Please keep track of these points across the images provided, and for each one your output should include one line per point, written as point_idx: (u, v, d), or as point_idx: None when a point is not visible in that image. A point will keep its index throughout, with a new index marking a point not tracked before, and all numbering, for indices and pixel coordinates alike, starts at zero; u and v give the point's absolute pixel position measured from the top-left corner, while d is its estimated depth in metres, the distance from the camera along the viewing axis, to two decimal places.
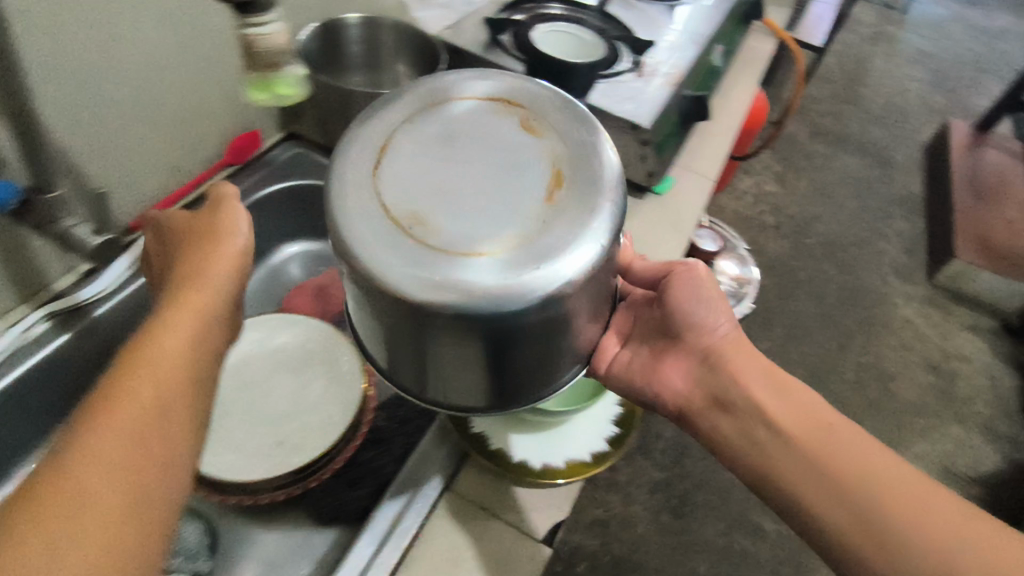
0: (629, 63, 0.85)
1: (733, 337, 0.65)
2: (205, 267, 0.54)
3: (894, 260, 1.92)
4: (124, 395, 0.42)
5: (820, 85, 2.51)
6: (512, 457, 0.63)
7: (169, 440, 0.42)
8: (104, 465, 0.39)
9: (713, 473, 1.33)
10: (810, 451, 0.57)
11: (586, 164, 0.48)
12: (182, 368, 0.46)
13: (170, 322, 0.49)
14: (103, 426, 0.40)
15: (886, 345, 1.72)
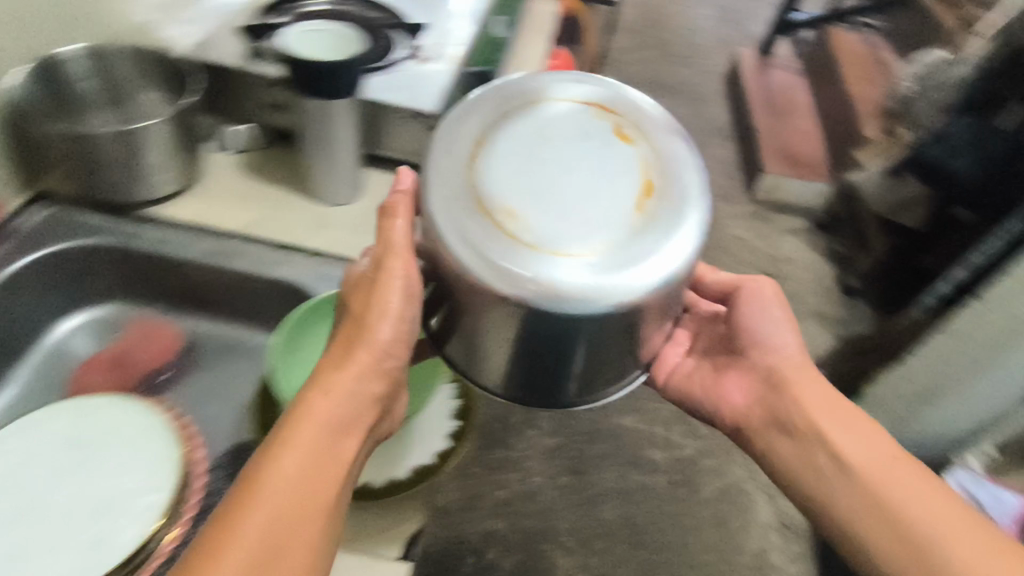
0: (405, 50, 0.84)
1: (786, 344, 0.65)
2: (363, 319, 0.52)
3: (718, 186, 2.09)
4: (269, 465, 0.45)
5: (625, 37, 2.65)
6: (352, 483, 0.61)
7: (305, 515, 0.44)
8: (244, 542, 0.42)
9: (599, 424, 1.39)
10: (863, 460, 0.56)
11: (676, 179, 0.47)
12: (324, 443, 0.47)
13: (317, 390, 0.49)
14: (254, 500, 0.43)
15: (727, 264, 1.87)
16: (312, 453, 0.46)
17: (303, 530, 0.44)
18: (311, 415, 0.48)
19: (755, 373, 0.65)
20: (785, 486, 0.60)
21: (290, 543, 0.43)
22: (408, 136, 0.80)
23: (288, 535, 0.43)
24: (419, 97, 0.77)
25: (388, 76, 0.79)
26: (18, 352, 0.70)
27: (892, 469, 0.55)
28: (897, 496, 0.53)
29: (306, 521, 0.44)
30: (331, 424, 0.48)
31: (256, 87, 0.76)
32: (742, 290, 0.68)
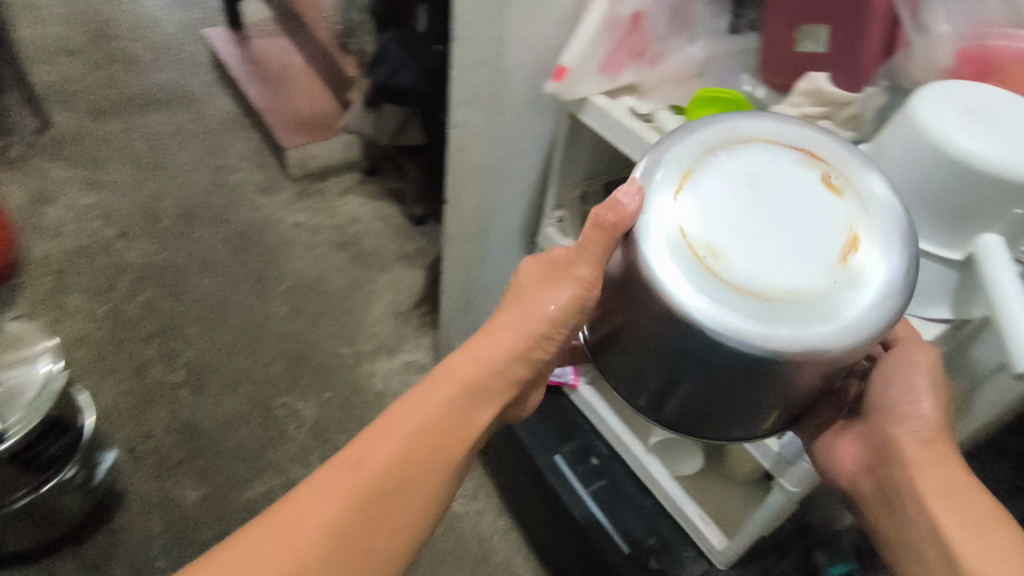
0: None
1: (926, 376, 0.58)
2: (520, 304, 0.60)
3: (251, 183, 1.90)
4: (373, 442, 0.56)
5: (70, 61, 2.17)
6: None
7: (407, 485, 0.55)
8: (336, 492, 0.54)
9: (224, 516, 1.23)
10: (943, 485, 0.54)
11: (865, 255, 0.46)
12: (459, 404, 0.58)
13: (423, 391, 0.58)
14: (314, 491, 0.54)
15: (294, 259, 1.71)
16: (414, 431, 0.56)
17: (401, 488, 0.55)
18: (471, 357, 0.59)
19: (906, 406, 0.58)
20: (870, 516, 0.61)
21: (381, 502, 0.54)
22: None
23: (385, 494, 0.55)
24: None
25: None
26: None
27: (957, 507, 0.53)
28: (947, 523, 0.52)
29: (403, 484, 0.55)
30: (462, 395, 0.58)
31: None
32: (893, 355, 0.59)
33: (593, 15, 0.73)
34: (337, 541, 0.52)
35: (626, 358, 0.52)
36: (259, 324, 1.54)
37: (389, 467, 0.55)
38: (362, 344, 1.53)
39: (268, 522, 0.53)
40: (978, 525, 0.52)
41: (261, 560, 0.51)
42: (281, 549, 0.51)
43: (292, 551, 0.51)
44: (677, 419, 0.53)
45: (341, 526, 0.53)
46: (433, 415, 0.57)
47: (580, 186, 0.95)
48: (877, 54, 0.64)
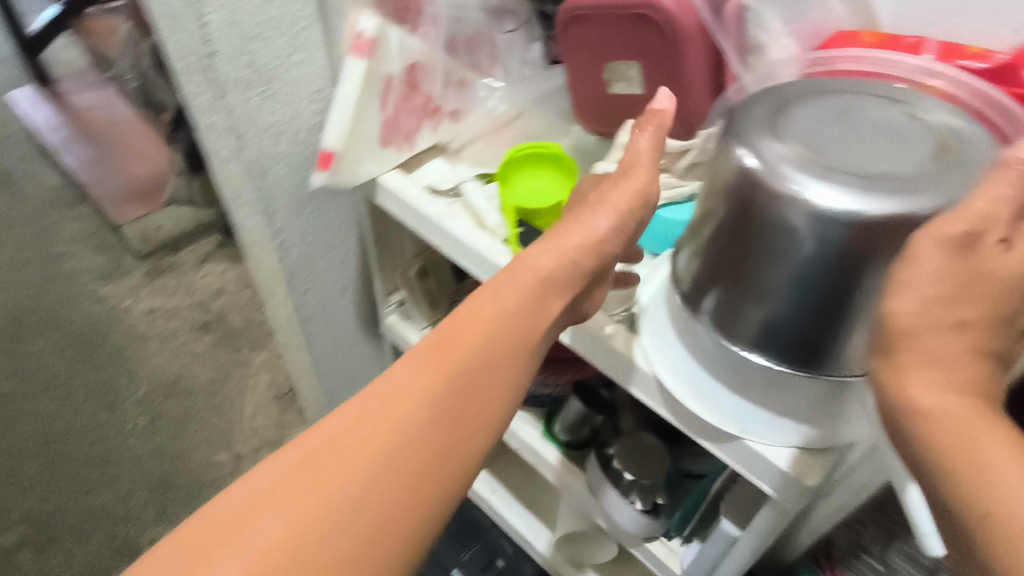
0: None
1: (929, 253, 0.29)
2: (599, 192, 0.45)
3: (92, 271, 1.65)
4: (408, 375, 0.38)
5: None
6: None
7: (452, 435, 0.37)
8: (351, 439, 0.35)
9: None
10: (941, 455, 0.27)
11: (975, 142, 0.34)
12: (524, 316, 0.42)
13: (484, 307, 0.42)
14: (355, 425, 0.36)
15: (150, 353, 1.49)
16: (463, 358, 0.39)
17: (442, 441, 0.37)
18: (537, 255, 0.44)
19: None
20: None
21: (424, 448, 0.36)
22: None
23: (422, 449, 0.36)
24: None
25: None
26: None
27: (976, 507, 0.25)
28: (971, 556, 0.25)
29: (448, 432, 0.37)
30: (510, 324, 0.42)
31: None
32: None
33: (346, 86, 0.54)
34: (357, 508, 0.33)
35: (770, 276, 0.37)
36: (112, 450, 1.32)
37: (445, 414, 0.37)
38: (241, 445, 1.32)
39: (287, 468, 0.34)
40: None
41: (272, 524, 0.32)
42: (265, 526, 0.32)
43: (283, 526, 0.32)
44: (781, 348, 0.39)
45: (360, 482, 0.34)
46: (482, 341, 0.40)
47: (416, 261, 0.77)
48: (704, 93, 0.49)
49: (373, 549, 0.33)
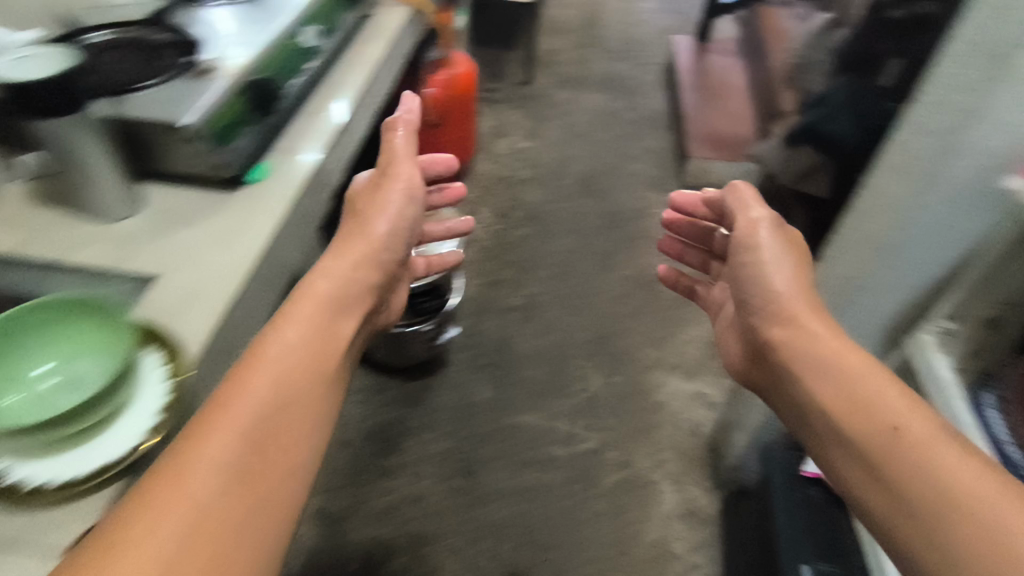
0: (184, 65, 0.85)
1: (318, 284, 0.64)
2: (357, 242, 0.71)
3: (647, 175, 2.05)
4: (257, 380, 0.53)
5: (555, 36, 2.68)
6: (6, 480, 0.54)
7: (311, 409, 0.55)
8: (189, 470, 0.46)
9: (495, 423, 1.39)
10: (842, 400, 0.54)
11: None
12: (325, 342, 0.60)
13: (278, 332, 0.58)
14: (214, 434, 0.48)
15: (648, 253, 1.81)
16: (262, 398, 0.52)
17: (304, 412, 0.54)
18: (293, 326, 0.59)
19: None
20: None
21: (251, 457, 0.49)
22: (175, 154, 0.81)
23: (282, 420, 0.52)
24: (175, 112, 0.77)
25: (157, 90, 0.81)
26: None
27: (862, 425, 0.52)
28: (865, 439, 0.51)
29: (294, 410, 0.54)
30: (288, 352, 0.57)
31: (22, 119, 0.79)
32: None
33: None
34: (246, 470, 0.48)
35: None
36: (591, 296, 1.68)
37: (269, 427, 0.51)
38: (669, 357, 1.56)
39: (130, 501, 0.44)
40: (902, 423, 0.50)
41: (168, 515, 0.43)
42: (158, 535, 0.42)
43: (171, 521, 0.43)
44: None
45: (202, 500, 0.45)
46: (302, 367, 0.57)
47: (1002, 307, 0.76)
48: None
49: (258, 498, 0.48)
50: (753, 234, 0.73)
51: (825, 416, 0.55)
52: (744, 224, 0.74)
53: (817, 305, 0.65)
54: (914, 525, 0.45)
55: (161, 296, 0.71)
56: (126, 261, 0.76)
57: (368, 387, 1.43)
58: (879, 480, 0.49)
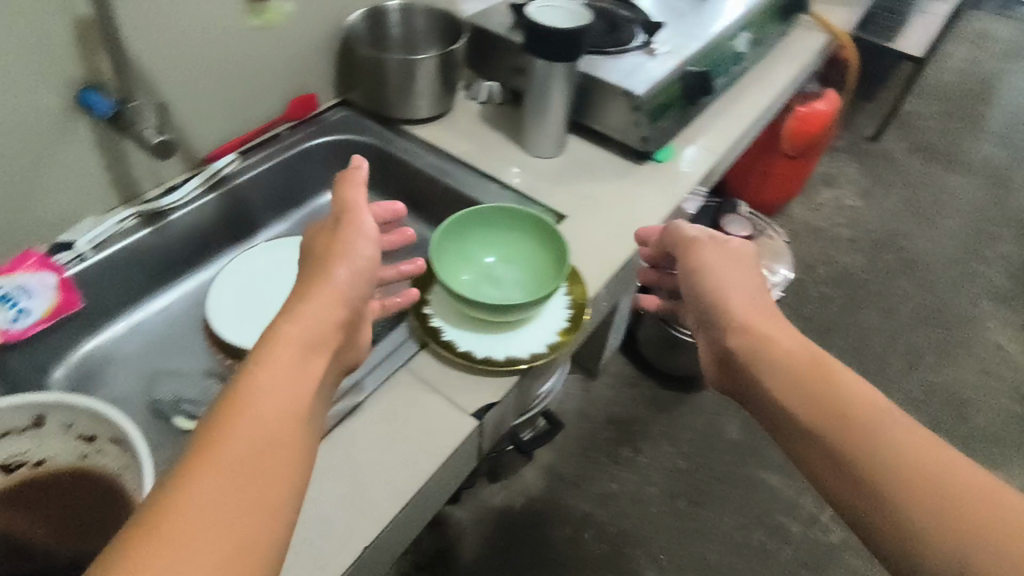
0: (640, 43, 0.93)
1: (302, 319, 0.46)
2: (324, 273, 0.51)
3: (990, 283, 1.76)
4: (209, 459, 0.36)
5: (924, 97, 2.38)
6: (443, 336, 0.66)
7: (283, 465, 0.38)
8: (168, 528, 0.33)
9: (736, 468, 1.34)
10: (815, 404, 0.47)
11: None
12: (300, 379, 0.42)
13: (262, 358, 0.42)
14: (192, 484, 0.35)
15: (965, 369, 1.57)
16: (252, 437, 0.38)
17: (272, 469, 0.37)
18: (281, 359, 0.42)
19: None
20: None
21: (238, 503, 0.35)
22: (610, 117, 0.88)
23: (236, 491, 0.35)
24: (630, 82, 0.85)
25: (615, 60, 0.89)
26: (297, 201, 0.92)
27: (839, 408, 0.46)
28: (823, 424, 0.46)
29: (255, 471, 0.36)
30: (314, 340, 0.45)
31: (508, 53, 0.93)
32: None
33: None
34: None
35: None
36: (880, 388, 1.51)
37: (273, 462, 0.37)
38: None
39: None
40: (864, 409, 0.45)
41: None
42: None
43: None
44: None
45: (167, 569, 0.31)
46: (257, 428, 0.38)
47: None
48: None
49: (251, 544, 0.34)
50: (734, 259, 0.61)
51: (787, 409, 0.49)
52: (719, 250, 0.62)
53: (776, 320, 0.56)
54: (877, 499, 0.41)
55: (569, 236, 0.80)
56: (541, 193, 0.86)
57: (622, 377, 1.46)
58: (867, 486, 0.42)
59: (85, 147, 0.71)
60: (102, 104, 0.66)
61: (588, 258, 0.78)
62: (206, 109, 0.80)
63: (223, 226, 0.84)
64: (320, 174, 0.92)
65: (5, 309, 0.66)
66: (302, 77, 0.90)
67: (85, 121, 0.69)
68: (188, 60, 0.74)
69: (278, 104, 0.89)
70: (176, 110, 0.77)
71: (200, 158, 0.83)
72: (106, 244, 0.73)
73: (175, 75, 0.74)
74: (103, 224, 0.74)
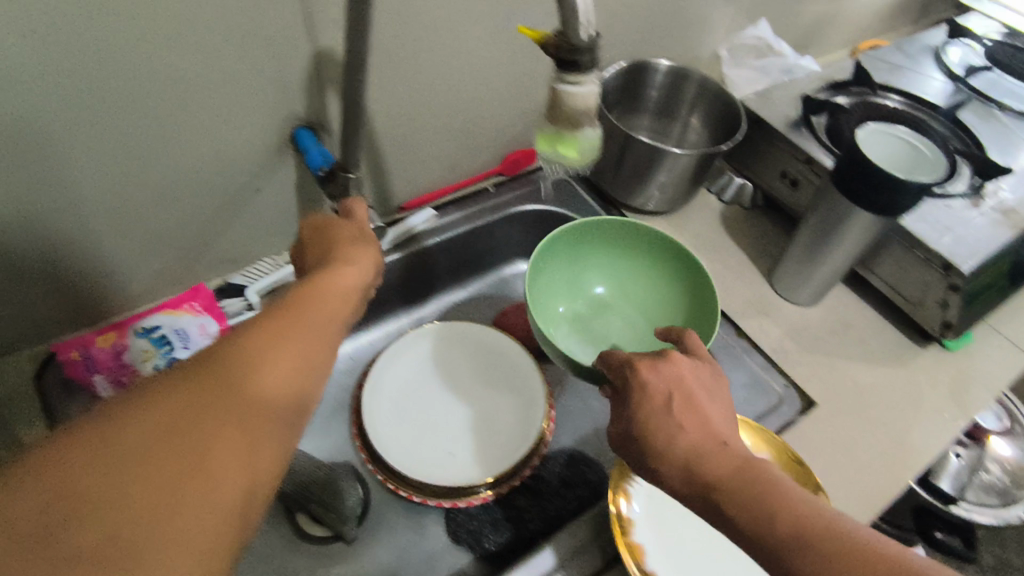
0: (963, 187, 0.68)
1: (313, 293, 0.40)
2: (345, 252, 0.45)
3: None
4: (107, 438, 0.29)
5: None
6: (642, 564, 0.50)
7: (214, 445, 0.31)
8: (83, 482, 0.28)
9: None
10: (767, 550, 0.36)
11: None
12: (288, 354, 0.36)
13: (249, 329, 0.36)
14: (122, 434, 0.29)
15: None
16: (206, 406, 0.32)
17: (215, 458, 0.31)
18: (264, 337, 0.36)
19: None
20: None
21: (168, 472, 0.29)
22: (911, 279, 0.66)
23: (160, 484, 0.29)
24: (953, 248, 0.62)
25: (929, 206, 0.66)
26: (484, 268, 0.79)
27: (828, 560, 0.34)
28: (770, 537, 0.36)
29: (185, 455, 0.30)
30: (314, 315, 0.38)
31: (782, 158, 0.73)
32: None
33: None
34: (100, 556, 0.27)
35: None
36: None
37: (221, 441, 0.31)
38: None
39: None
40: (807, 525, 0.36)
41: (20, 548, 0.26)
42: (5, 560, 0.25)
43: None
44: None
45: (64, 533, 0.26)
46: (179, 405, 0.31)
47: None
48: None
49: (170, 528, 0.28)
50: (665, 384, 0.43)
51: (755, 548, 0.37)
52: (649, 374, 0.43)
53: (725, 441, 0.40)
54: None
55: (818, 435, 0.61)
56: (786, 357, 0.67)
57: None
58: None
59: (284, 185, 0.60)
60: (319, 158, 0.54)
61: (843, 479, 0.58)
62: (418, 157, 0.67)
63: (397, 286, 0.72)
64: (515, 243, 0.78)
65: (159, 356, 0.58)
66: (531, 131, 0.75)
67: (292, 159, 0.59)
68: (421, 104, 0.62)
69: (495, 157, 0.75)
70: (388, 156, 0.64)
71: (396, 206, 0.71)
72: (274, 295, 0.63)
73: (399, 119, 0.61)
74: (280, 270, 0.63)
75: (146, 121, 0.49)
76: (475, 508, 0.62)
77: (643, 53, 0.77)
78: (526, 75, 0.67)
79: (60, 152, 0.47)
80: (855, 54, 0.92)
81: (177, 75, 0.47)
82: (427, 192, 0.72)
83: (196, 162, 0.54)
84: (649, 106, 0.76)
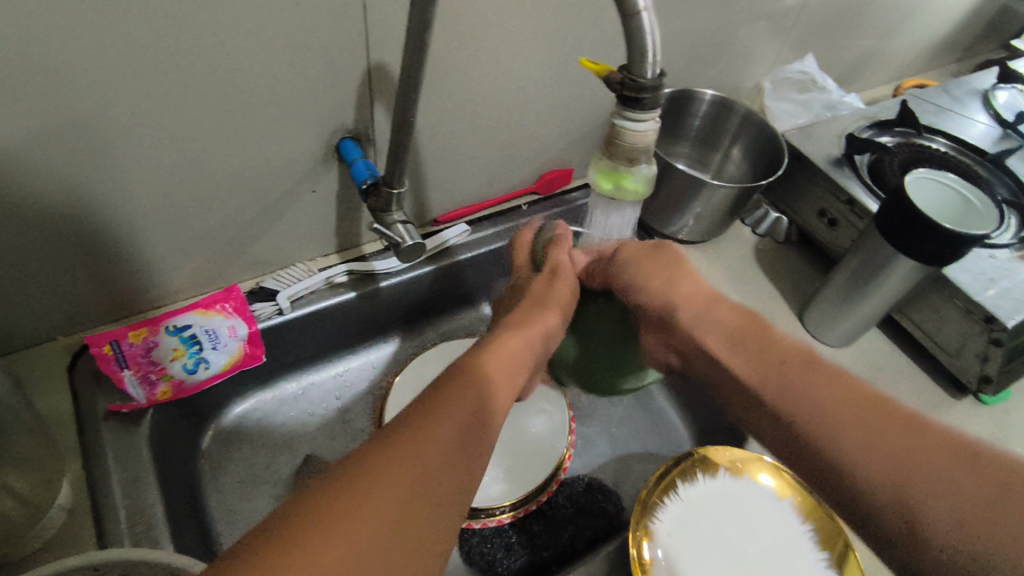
0: (1011, 237, 0.67)
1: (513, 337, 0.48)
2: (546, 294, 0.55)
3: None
4: (385, 456, 0.34)
5: None
6: None
7: (455, 453, 0.36)
8: (379, 488, 0.32)
9: None
10: (791, 388, 0.43)
11: None
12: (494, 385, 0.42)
13: (475, 361, 0.44)
14: (388, 450, 0.34)
15: None
16: (450, 422, 0.37)
17: (456, 466, 0.36)
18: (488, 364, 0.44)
19: None
20: None
21: (430, 476, 0.34)
22: (950, 327, 0.64)
23: (430, 487, 0.34)
24: (997, 301, 0.60)
25: (974, 255, 0.64)
26: None
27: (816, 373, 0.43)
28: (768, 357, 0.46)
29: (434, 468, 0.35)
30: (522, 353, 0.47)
31: (823, 196, 0.72)
32: None
33: None
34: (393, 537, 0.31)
35: None
36: None
37: (466, 448, 0.37)
38: None
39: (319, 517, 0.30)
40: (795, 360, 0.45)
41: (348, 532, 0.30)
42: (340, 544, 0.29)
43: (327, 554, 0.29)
44: None
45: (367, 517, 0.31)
46: (427, 424, 0.36)
47: None
48: None
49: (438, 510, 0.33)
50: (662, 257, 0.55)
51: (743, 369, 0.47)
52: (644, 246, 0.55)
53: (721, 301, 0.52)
54: (825, 436, 0.40)
55: None
56: None
57: None
58: (875, 461, 0.38)
59: (321, 193, 0.60)
60: (364, 171, 0.53)
61: None
62: (456, 173, 0.67)
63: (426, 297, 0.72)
64: None
65: (187, 356, 0.58)
66: (569, 152, 0.74)
67: (333, 169, 0.59)
68: (464, 121, 0.61)
69: (532, 175, 0.74)
70: (427, 170, 0.64)
71: (431, 219, 0.71)
72: (304, 301, 0.63)
73: (442, 135, 0.61)
74: (313, 277, 0.63)
75: (195, 125, 0.49)
76: (489, 530, 0.61)
77: (687, 81, 0.77)
78: (569, 99, 0.67)
79: (111, 152, 0.47)
80: (900, 93, 0.91)
81: (229, 82, 0.48)
82: (462, 206, 0.72)
83: (239, 167, 0.54)
84: (690, 134, 0.76)
